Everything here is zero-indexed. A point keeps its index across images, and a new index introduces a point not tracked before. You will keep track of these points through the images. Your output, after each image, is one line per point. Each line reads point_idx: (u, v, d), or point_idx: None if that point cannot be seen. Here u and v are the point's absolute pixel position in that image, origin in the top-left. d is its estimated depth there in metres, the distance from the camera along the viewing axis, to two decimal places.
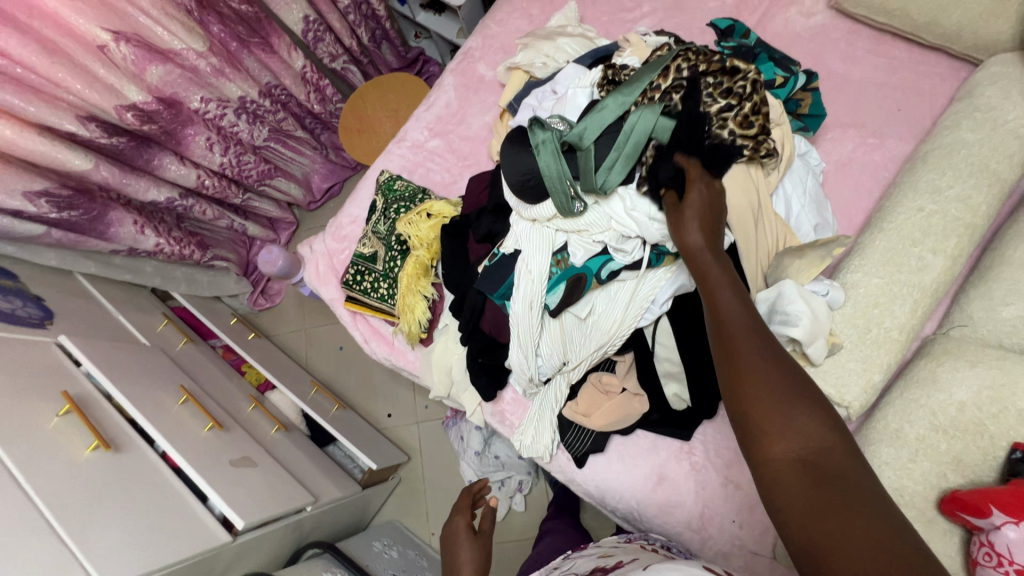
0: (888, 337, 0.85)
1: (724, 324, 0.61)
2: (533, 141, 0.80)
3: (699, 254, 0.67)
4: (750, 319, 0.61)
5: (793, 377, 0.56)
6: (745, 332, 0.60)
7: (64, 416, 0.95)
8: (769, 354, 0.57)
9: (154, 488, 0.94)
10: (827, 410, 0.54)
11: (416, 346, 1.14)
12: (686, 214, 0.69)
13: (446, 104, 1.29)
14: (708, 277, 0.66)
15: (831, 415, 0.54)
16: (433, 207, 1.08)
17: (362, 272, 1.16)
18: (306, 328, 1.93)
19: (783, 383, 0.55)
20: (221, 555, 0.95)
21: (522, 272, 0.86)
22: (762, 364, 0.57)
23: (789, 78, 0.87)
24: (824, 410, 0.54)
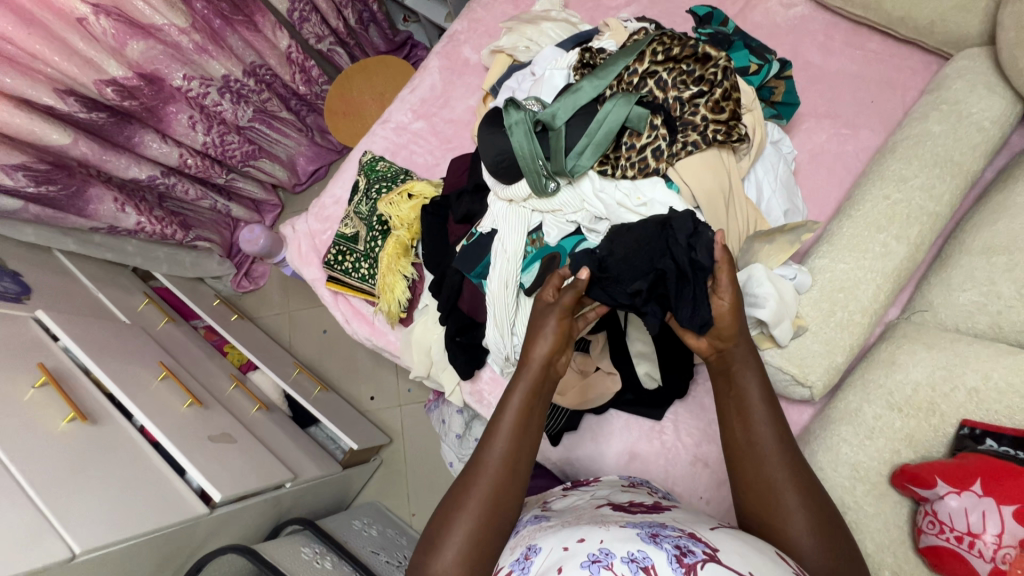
0: (851, 321, 0.88)
1: (752, 428, 0.64)
2: (507, 121, 0.81)
3: (736, 357, 0.66)
4: (776, 432, 0.63)
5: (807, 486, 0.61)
6: (771, 447, 0.62)
7: (40, 388, 0.95)
8: (794, 469, 0.62)
9: (132, 461, 0.95)
10: (831, 517, 0.60)
11: (396, 326, 1.15)
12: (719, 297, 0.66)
13: (431, 87, 1.29)
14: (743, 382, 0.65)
15: (833, 520, 0.60)
16: (414, 187, 1.09)
17: (344, 252, 1.17)
18: (290, 311, 1.93)
19: (804, 500, 0.60)
20: (198, 528, 0.96)
21: (498, 252, 0.87)
22: (789, 479, 0.61)
23: (763, 66, 0.90)
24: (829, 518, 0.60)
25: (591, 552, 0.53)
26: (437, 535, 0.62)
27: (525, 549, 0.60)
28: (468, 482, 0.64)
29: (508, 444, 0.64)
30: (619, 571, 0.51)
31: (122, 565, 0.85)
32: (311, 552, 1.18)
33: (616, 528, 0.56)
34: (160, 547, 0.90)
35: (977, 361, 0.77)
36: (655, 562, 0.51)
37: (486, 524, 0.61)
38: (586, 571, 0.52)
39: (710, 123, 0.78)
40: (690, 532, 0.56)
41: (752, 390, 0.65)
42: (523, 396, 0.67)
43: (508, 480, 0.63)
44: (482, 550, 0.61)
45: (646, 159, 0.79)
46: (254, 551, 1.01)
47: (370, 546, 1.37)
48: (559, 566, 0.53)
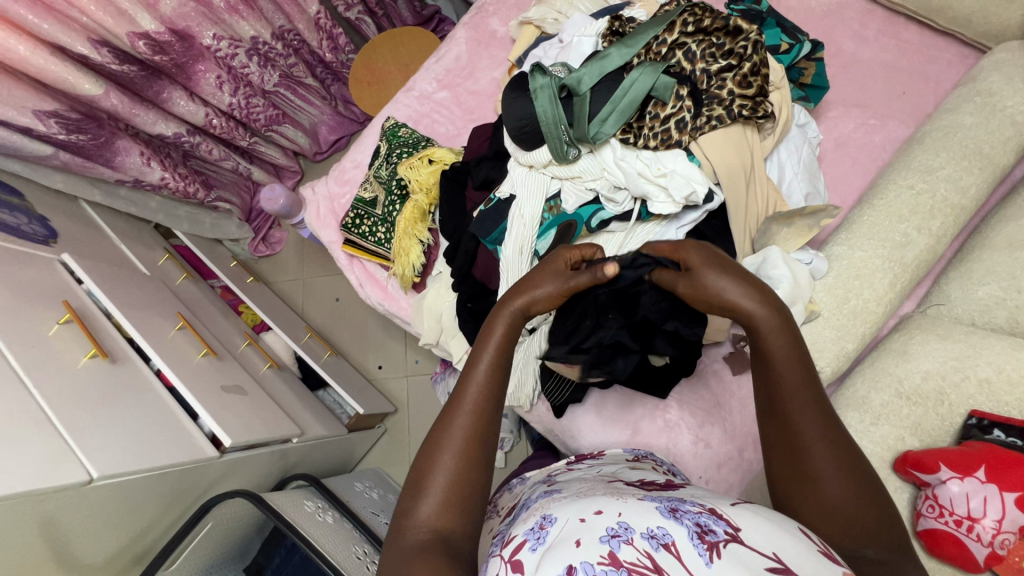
0: (865, 309, 0.87)
1: (781, 393, 0.58)
2: (533, 85, 0.82)
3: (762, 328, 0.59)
4: (808, 396, 0.57)
5: (843, 448, 0.56)
6: (801, 409, 0.57)
7: (64, 324, 0.98)
8: (827, 427, 0.57)
9: (147, 403, 0.98)
10: (865, 479, 0.56)
11: (409, 291, 1.17)
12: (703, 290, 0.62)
13: (457, 57, 1.29)
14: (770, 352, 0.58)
15: (867, 482, 0.56)
16: (434, 153, 1.10)
17: (362, 217, 1.17)
18: (304, 278, 1.96)
19: (839, 468, 0.56)
20: (208, 469, 1.00)
21: (515, 217, 0.88)
22: (820, 440, 0.56)
23: (794, 45, 0.89)
24: (864, 482, 0.55)
25: (610, 526, 0.50)
26: (419, 481, 0.59)
27: (539, 519, 0.57)
28: (445, 428, 0.61)
29: (486, 386, 0.62)
30: (640, 546, 0.48)
31: (134, 495, 0.89)
32: (313, 505, 1.21)
33: (634, 502, 0.54)
34: (170, 483, 0.94)
35: (991, 354, 0.76)
36: (676, 539, 0.48)
37: (468, 468, 0.59)
38: (606, 546, 0.48)
39: (737, 97, 0.79)
40: (711, 508, 0.53)
41: (778, 356, 0.58)
42: (500, 337, 0.65)
43: (486, 423, 0.61)
44: (468, 492, 0.58)
45: (669, 130, 0.80)
46: (259, 497, 1.05)
47: (371, 507, 1.40)
48: (577, 537, 0.50)
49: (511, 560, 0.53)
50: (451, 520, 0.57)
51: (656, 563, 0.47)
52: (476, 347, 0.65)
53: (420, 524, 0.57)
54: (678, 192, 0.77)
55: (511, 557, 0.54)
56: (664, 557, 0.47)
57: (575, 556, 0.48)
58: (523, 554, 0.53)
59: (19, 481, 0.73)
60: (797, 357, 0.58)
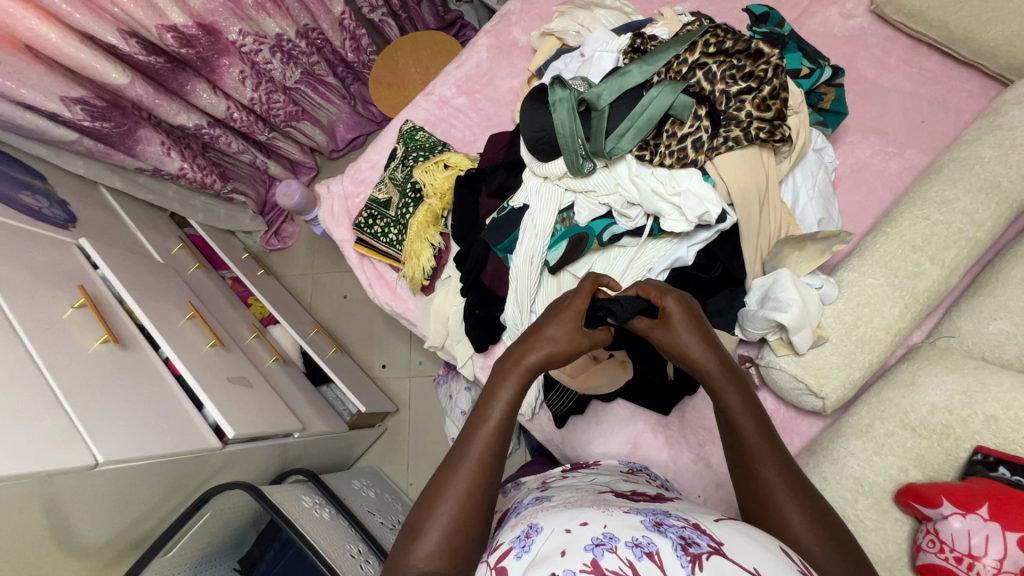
0: (873, 337, 0.87)
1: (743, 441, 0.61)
2: (552, 98, 0.83)
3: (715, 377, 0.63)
4: (768, 440, 0.60)
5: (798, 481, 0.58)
6: (761, 447, 0.60)
7: (78, 308, 1.00)
8: (782, 463, 0.59)
9: (154, 389, 1.00)
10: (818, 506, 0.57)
11: (417, 293, 1.18)
12: (677, 334, 0.65)
13: (477, 63, 1.30)
14: (726, 405, 0.62)
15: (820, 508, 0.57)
16: (451, 158, 1.11)
17: (375, 217, 1.18)
18: (314, 273, 1.98)
19: (797, 495, 0.57)
20: (209, 459, 1.01)
21: (527, 227, 0.88)
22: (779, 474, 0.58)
23: (815, 70, 0.90)
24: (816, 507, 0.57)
25: (595, 535, 0.50)
26: (418, 521, 0.60)
27: (526, 527, 0.57)
28: (449, 475, 0.61)
29: (490, 440, 0.62)
30: (623, 555, 0.48)
31: (137, 480, 0.90)
32: (311, 501, 1.21)
33: (621, 514, 0.54)
34: (172, 470, 0.95)
35: (999, 390, 0.76)
36: (660, 549, 0.48)
37: (466, 517, 0.59)
38: (590, 554, 0.48)
39: (755, 120, 0.79)
40: (695, 523, 0.53)
41: (739, 412, 0.62)
42: (510, 395, 0.64)
43: (487, 479, 0.61)
44: (465, 533, 0.59)
45: (685, 149, 0.80)
46: (258, 490, 1.06)
47: (367, 506, 1.41)
48: (561, 548, 0.50)
49: (497, 566, 0.54)
50: (445, 564, 0.57)
51: (639, 573, 0.47)
52: (484, 400, 0.64)
53: (414, 565, 0.57)
54: (691, 211, 0.77)
55: (497, 563, 0.54)
56: (647, 566, 0.47)
57: (559, 564, 0.48)
58: (508, 561, 0.53)
59: (27, 460, 0.75)
60: (748, 396, 0.62)
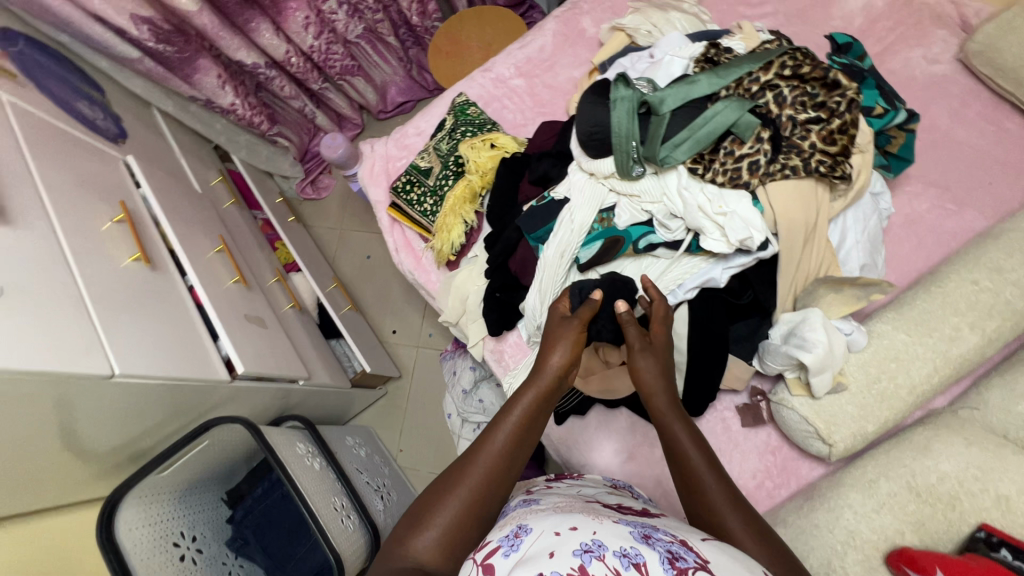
0: (895, 394, 0.85)
1: (691, 473, 0.65)
2: (614, 95, 0.81)
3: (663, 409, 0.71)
4: (719, 477, 0.64)
5: (757, 522, 0.61)
6: (713, 483, 0.63)
7: (116, 223, 1.02)
8: (737, 501, 0.62)
9: (174, 314, 1.02)
10: (781, 547, 0.58)
11: (441, 267, 1.17)
12: (646, 359, 0.73)
13: (541, 48, 1.28)
14: (673, 436, 0.69)
15: (783, 550, 0.58)
16: (498, 138, 1.10)
17: (413, 184, 1.19)
18: (342, 229, 2.01)
19: (758, 535, 0.59)
20: (216, 390, 1.04)
21: (564, 220, 0.87)
22: (733, 511, 0.61)
23: (889, 111, 0.86)
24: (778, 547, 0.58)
25: (583, 541, 0.50)
26: (421, 515, 0.61)
27: (514, 528, 0.57)
28: (459, 473, 0.63)
29: (503, 449, 0.64)
30: (610, 564, 0.48)
31: (144, 396, 0.92)
32: (304, 449, 1.23)
33: (609, 524, 0.54)
34: (182, 394, 0.98)
35: (1016, 472, 0.75)
36: (647, 561, 0.48)
37: (469, 518, 0.60)
38: (577, 559, 0.48)
39: (817, 152, 0.77)
40: (683, 540, 0.53)
41: (686, 443, 0.67)
42: (527, 404, 0.67)
43: (493, 484, 0.62)
44: (465, 536, 0.60)
45: (740, 170, 0.78)
46: (257, 429, 1.09)
47: (355, 464, 1.43)
48: (549, 550, 0.50)
49: (483, 562, 0.54)
50: (441, 561, 0.58)
51: None
52: (505, 406, 0.67)
53: (410, 556, 0.58)
54: (733, 234, 0.76)
55: (483, 560, 0.54)
56: None
57: (547, 565, 0.48)
58: (495, 559, 0.53)
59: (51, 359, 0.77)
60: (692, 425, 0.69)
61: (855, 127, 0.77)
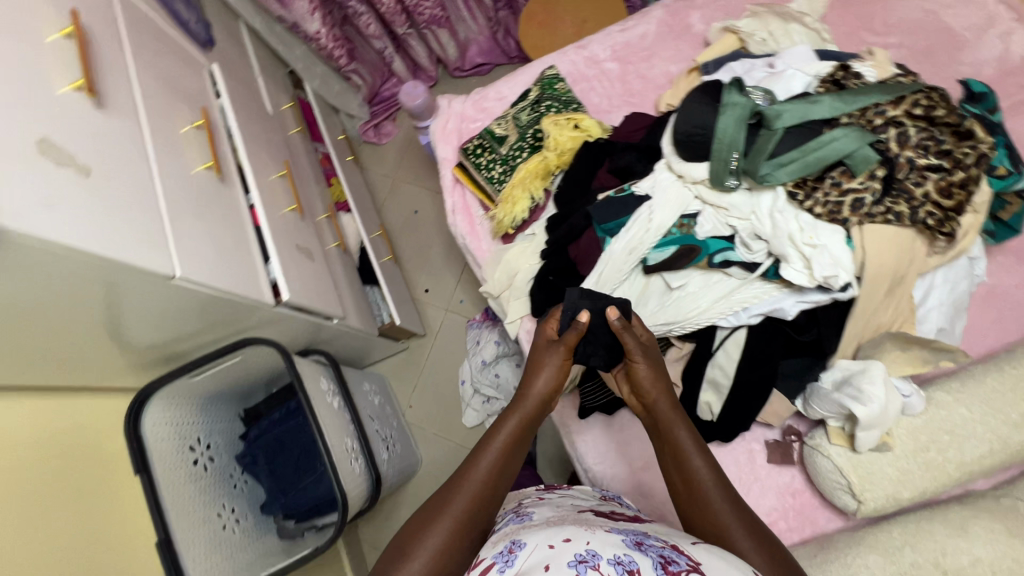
0: (940, 466, 0.82)
1: (682, 460, 0.70)
2: (726, 100, 0.79)
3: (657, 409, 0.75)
4: (710, 467, 0.69)
5: (746, 512, 0.66)
6: (705, 473, 0.68)
7: (194, 128, 1.03)
8: (727, 492, 0.67)
9: (233, 229, 1.02)
10: (767, 537, 0.64)
11: (495, 238, 1.16)
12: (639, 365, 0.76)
13: (642, 34, 1.24)
14: (667, 430, 0.73)
15: (768, 539, 0.64)
16: (583, 120, 1.06)
17: (484, 148, 1.17)
18: (395, 179, 2.00)
19: (746, 526, 0.64)
20: (257, 311, 1.05)
21: (642, 217, 0.85)
22: (721, 500, 0.66)
23: (1012, 174, 0.80)
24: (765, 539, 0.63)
25: (579, 553, 0.55)
26: (410, 540, 0.65)
27: (509, 544, 0.60)
28: (447, 499, 0.68)
29: (488, 472, 0.70)
30: (605, 572, 0.53)
31: (193, 303, 0.92)
32: (326, 386, 1.25)
33: (602, 534, 0.59)
34: (226, 308, 0.98)
35: None
36: (640, 567, 0.53)
37: (457, 540, 0.65)
38: (573, 570, 0.53)
39: (929, 203, 0.73)
40: (673, 544, 0.59)
41: (681, 435, 0.72)
42: (509, 430, 0.74)
43: (479, 504, 0.68)
44: (453, 557, 0.64)
45: (842, 205, 0.75)
46: (287, 356, 1.10)
47: (369, 411, 1.46)
48: (545, 563, 0.54)
49: None
50: None
51: None
52: (488, 434, 0.74)
53: None
54: (819, 270, 0.73)
55: None
56: None
57: None
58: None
59: (124, 244, 0.73)
60: (688, 425, 0.73)
61: (978, 186, 0.73)
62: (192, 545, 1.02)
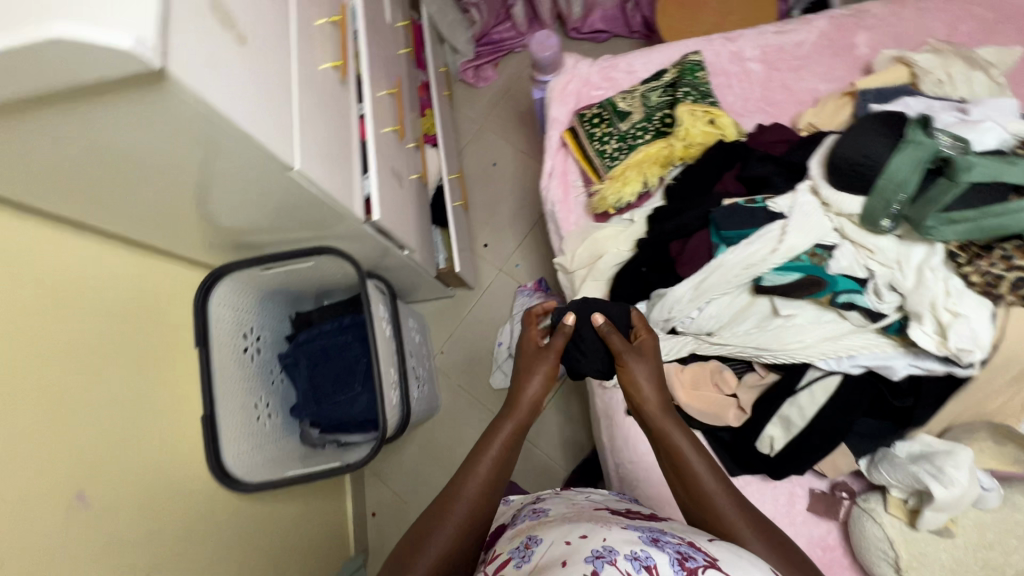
0: (995, 568, 0.79)
1: (679, 460, 0.73)
2: (909, 141, 0.78)
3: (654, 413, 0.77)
4: (710, 468, 0.71)
5: (750, 512, 0.69)
6: (705, 473, 0.71)
7: (329, 23, 0.99)
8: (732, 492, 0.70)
9: (343, 135, 0.99)
10: (775, 535, 0.67)
11: (589, 213, 1.12)
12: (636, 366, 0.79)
13: (799, 42, 1.15)
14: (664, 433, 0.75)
15: (775, 537, 0.66)
16: (720, 117, 1.00)
17: (603, 120, 1.11)
18: (482, 126, 1.95)
19: (751, 524, 0.67)
20: (344, 223, 1.01)
21: (773, 236, 0.86)
22: (723, 498, 0.69)
23: None
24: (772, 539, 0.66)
25: (596, 548, 0.57)
26: (415, 539, 0.70)
27: (529, 540, 0.66)
28: (449, 504, 0.73)
29: (486, 475, 0.75)
30: (621, 567, 0.54)
31: (293, 202, 0.89)
32: (383, 313, 1.25)
33: (619, 531, 0.61)
34: (318, 212, 0.94)
35: None
36: (656, 563, 0.55)
37: (460, 538, 0.70)
38: (590, 564, 0.55)
39: None
40: (690, 542, 0.60)
41: (679, 438, 0.74)
42: (505, 436, 0.79)
43: (479, 507, 0.73)
44: (457, 554, 0.70)
45: (1002, 279, 0.74)
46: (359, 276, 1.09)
47: (411, 347, 1.48)
48: (564, 559, 0.58)
49: None
50: None
51: None
52: (483, 441, 0.79)
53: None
54: (955, 340, 0.74)
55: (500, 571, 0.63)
56: None
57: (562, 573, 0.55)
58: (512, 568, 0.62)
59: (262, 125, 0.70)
60: (684, 426, 0.75)
61: None
62: (231, 427, 1.07)
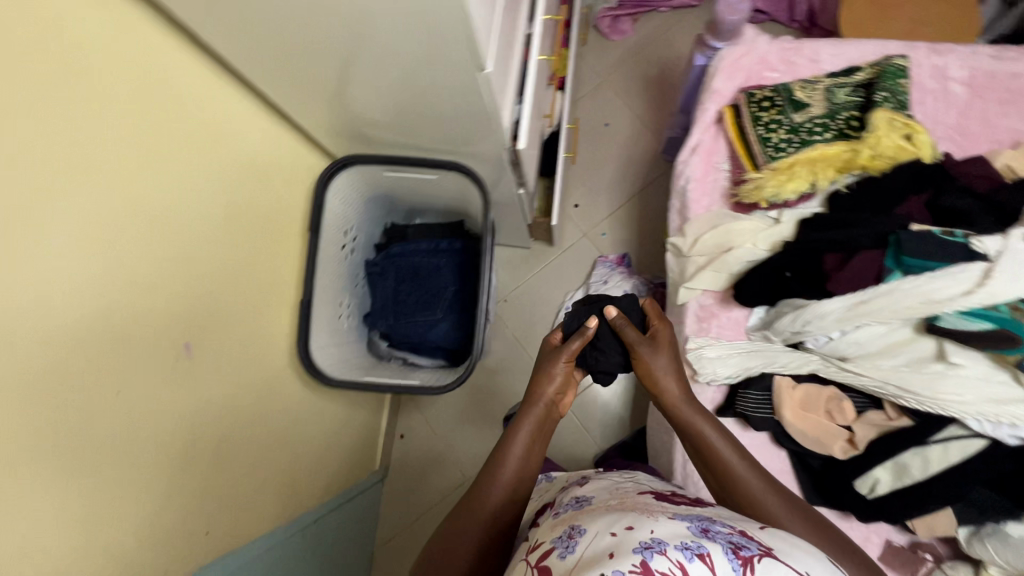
0: None
1: (706, 449, 0.73)
2: None
3: (678, 406, 0.77)
4: (740, 457, 0.71)
5: (793, 503, 0.68)
6: (737, 462, 0.71)
7: None
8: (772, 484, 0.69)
9: (512, 49, 0.91)
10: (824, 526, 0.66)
11: (729, 199, 1.06)
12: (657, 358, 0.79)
13: (1016, 75, 1.02)
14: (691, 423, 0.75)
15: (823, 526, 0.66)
16: (919, 134, 0.92)
17: (778, 105, 1.03)
18: (603, 81, 1.84)
19: (796, 512, 0.66)
20: (488, 142, 0.93)
21: (971, 275, 0.80)
22: (762, 486, 0.69)
23: None
24: (821, 530, 0.65)
25: (642, 538, 0.48)
26: (448, 536, 0.68)
27: (569, 529, 0.55)
28: (481, 499, 0.71)
29: (517, 467, 0.73)
30: (674, 558, 0.46)
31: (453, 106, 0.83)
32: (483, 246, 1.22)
33: (665, 519, 0.51)
34: (472, 122, 0.87)
35: None
36: (711, 553, 0.46)
37: (494, 532, 0.68)
38: (639, 555, 0.46)
39: None
40: (743, 530, 0.52)
41: (707, 429, 0.74)
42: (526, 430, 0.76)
43: (512, 500, 0.72)
44: (495, 551, 0.67)
45: None
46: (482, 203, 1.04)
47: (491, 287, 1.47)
48: (607, 549, 0.48)
49: (538, 565, 0.52)
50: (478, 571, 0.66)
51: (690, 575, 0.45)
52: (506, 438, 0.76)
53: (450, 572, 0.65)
54: None
55: (539, 562, 0.52)
56: (699, 568, 0.45)
57: (607, 565, 0.45)
58: (550, 561, 0.51)
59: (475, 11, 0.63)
60: (710, 417, 0.75)
61: None
62: (320, 320, 1.08)
